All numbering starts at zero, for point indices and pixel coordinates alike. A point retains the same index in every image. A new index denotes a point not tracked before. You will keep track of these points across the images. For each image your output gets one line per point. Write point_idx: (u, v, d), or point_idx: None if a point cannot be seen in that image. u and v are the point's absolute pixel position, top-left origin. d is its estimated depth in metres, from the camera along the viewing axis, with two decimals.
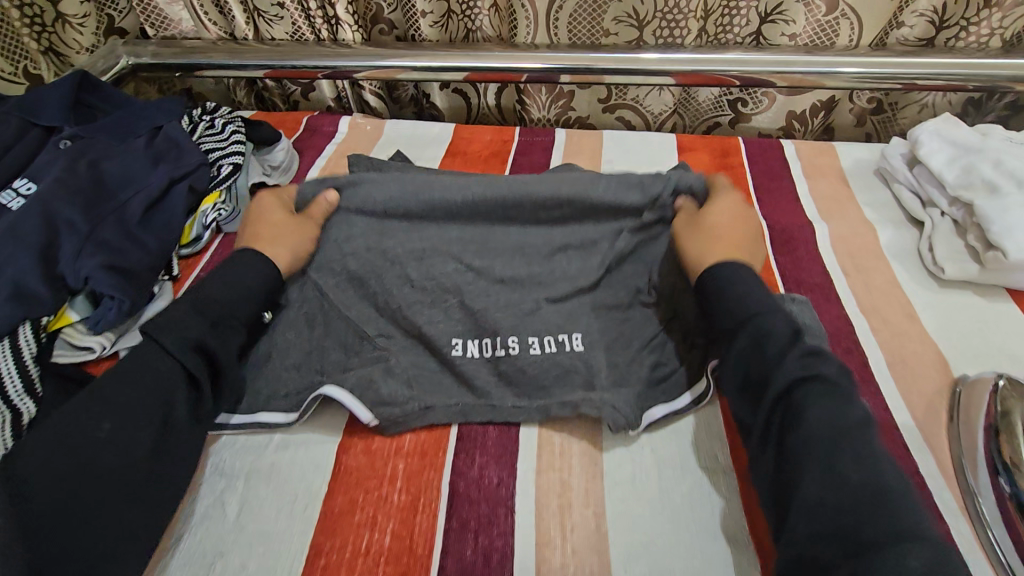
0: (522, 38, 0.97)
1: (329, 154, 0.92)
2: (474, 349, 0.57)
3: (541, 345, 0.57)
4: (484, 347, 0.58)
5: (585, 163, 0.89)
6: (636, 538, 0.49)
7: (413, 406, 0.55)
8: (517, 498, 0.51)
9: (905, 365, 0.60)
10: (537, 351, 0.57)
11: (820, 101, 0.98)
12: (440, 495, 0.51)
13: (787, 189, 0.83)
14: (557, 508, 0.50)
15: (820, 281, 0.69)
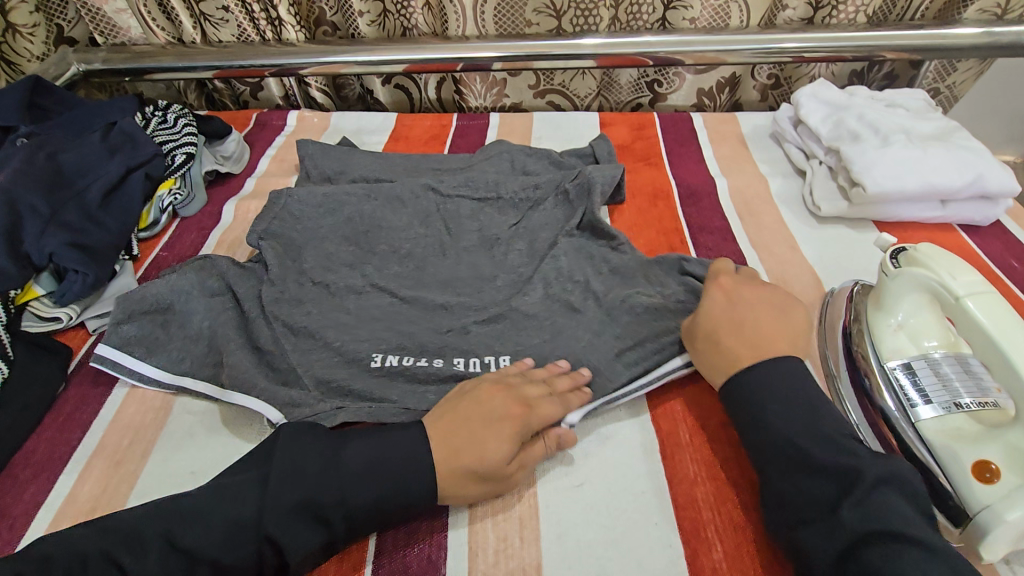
0: (453, 31, 1.06)
1: (278, 145, 0.99)
2: (394, 362, 0.60)
3: (466, 364, 0.61)
4: (403, 363, 0.60)
5: (517, 140, 0.98)
6: None
7: (372, 344, 0.62)
8: None
9: (786, 284, 0.70)
10: (460, 369, 0.60)
11: (724, 77, 1.10)
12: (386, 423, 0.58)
13: (694, 153, 0.93)
14: None
15: (719, 226, 0.79)
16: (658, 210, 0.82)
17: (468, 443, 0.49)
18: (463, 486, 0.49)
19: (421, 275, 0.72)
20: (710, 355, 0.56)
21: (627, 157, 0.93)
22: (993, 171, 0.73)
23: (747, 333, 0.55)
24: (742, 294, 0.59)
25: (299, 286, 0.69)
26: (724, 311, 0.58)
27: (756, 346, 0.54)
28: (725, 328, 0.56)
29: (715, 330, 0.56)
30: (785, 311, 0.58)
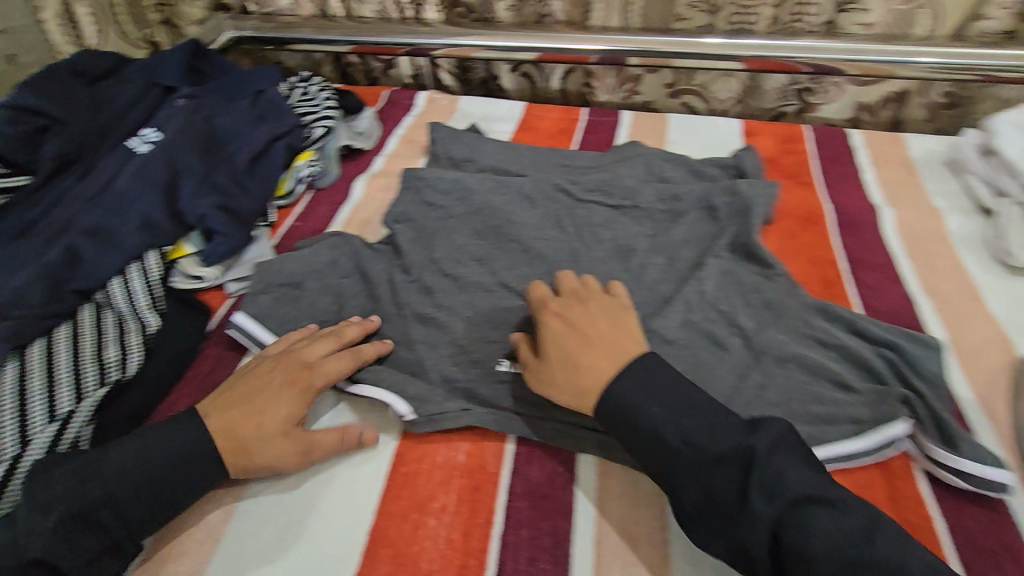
0: (594, 22, 1.01)
1: (407, 125, 0.99)
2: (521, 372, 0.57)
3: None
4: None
5: (651, 142, 0.92)
6: None
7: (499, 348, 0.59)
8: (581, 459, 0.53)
9: (967, 343, 0.60)
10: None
11: (893, 92, 0.98)
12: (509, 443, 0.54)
13: (854, 176, 0.83)
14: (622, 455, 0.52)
15: (884, 262, 0.70)
16: (811, 237, 0.73)
17: (250, 411, 0.50)
18: (260, 444, 0.49)
19: (554, 281, 0.69)
20: (567, 378, 0.51)
21: (774, 172, 0.85)
22: None
23: (586, 342, 0.53)
24: (569, 310, 0.56)
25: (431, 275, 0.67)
26: (602, 319, 0.55)
27: (605, 355, 0.51)
28: (573, 345, 0.53)
29: (565, 354, 0.53)
30: (607, 321, 0.55)
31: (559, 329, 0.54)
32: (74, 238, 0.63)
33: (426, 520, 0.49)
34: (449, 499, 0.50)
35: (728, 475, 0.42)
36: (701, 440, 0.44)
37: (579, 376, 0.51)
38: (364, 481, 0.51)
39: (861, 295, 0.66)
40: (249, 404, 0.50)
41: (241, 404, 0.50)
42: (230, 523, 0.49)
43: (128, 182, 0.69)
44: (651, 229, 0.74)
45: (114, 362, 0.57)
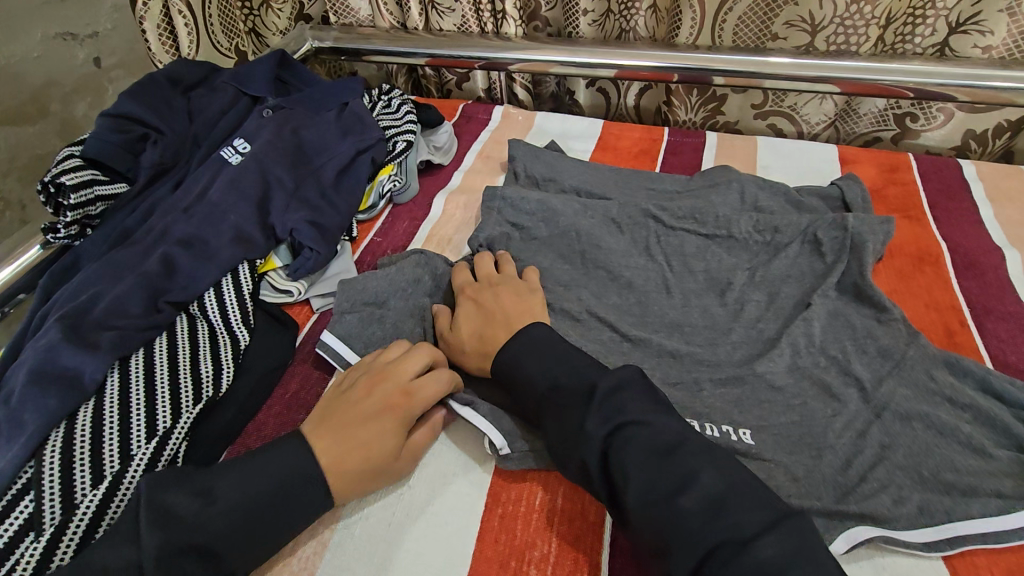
0: (682, 40, 0.97)
1: (483, 140, 0.97)
2: None
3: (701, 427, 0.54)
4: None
5: (739, 167, 0.88)
6: None
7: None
8: None
9: None
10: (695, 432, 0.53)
11: (1008, 120, 0.91)
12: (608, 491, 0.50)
13: (969, 211, 0.77)
14: None
15: (1015, 310, 0.63)
16: (926, 278, 0.68)
17: (355, 445, 0.48)
18: (370, 481, 0.49)
19: (646, 314, 0.66)
20: (477, 350, 0.56)
21: (878, 204, 0.79)
22: None
23: (500, 320, 0.57)
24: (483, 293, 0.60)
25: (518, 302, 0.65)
26: (506, 295, 0.59)
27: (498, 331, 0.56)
28: (484, 322, 0.57)
29: (475, 330, 0.57)
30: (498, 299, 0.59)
31: (472, 305, 0.59)
32: (171, 248, 0.64)
33: (527, 571, 0.46)
34: (550, 549, 0.47)
35: (621, 440, 0.45)
36: (619, 409, 0.46)
37: (484, 343, 0.56)
38: (460, 522, 0.49)
39: (990, 347, 0.60)
40: (349, 435, 0.48)
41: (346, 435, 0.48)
42: (323, 557, 0.47)
43: (221, 192, 0.69)
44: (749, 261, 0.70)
45: (208, 377, 0.57)
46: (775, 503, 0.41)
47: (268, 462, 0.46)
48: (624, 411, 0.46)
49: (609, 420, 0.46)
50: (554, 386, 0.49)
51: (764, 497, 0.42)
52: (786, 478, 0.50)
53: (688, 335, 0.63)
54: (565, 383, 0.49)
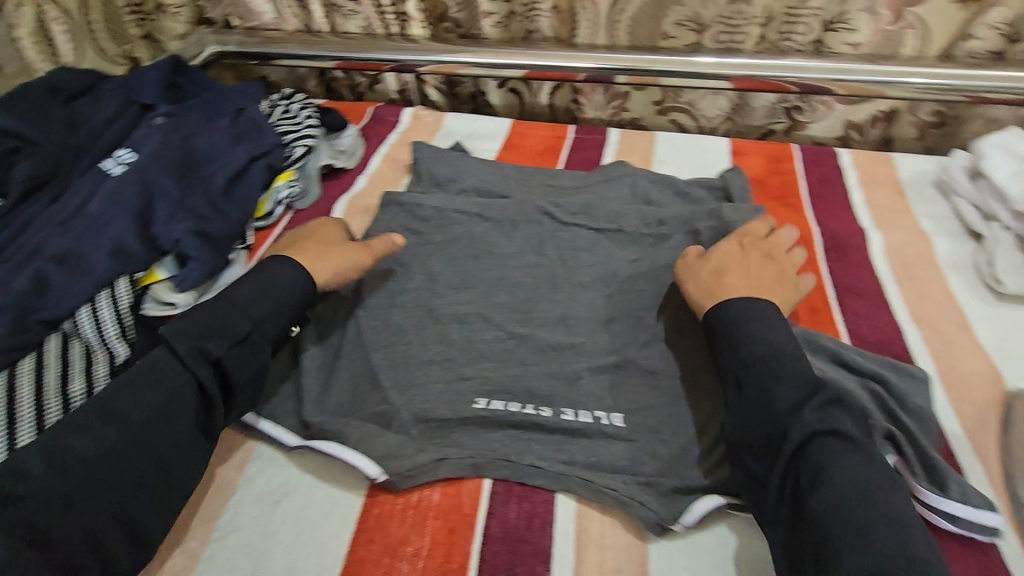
0: (581, 39, 1.00)
1: (391, 142, 0.98)
2: (498, 408, 0.57)
3: (575, 414, 0.57)
4: (507, 409, 0.57)
5: (636, 162, 0.91)
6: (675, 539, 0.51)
7: (476, 386, 0.59)
8: (556, 505, 0.52)
9: (955, 373, 0.59)
10: (569, 419, 0.56)
11: (881, 111, 0.97)
12: (482, 484, 0.53)
13: (841, 197, 0.83)
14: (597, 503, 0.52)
15: (871, 288, 0.69)
16: (797, 261, 0.73)
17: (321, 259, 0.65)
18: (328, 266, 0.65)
19: (535, 309, 0.67)
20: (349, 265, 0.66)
21: (760, 193, 0.84)
22: None
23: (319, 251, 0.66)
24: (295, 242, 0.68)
25: (410, 307, 0.67)
26: (755, 276, 0.62)
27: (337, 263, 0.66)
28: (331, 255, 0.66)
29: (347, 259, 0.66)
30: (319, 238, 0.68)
31: (721, 264, 0.63)
32: (44, 265, 0.62)
33: (399, 565, 0.48)
34: (422, 543, 0.49)
35: (819, 444, 0.46)
36: (835, 421, 0.47)
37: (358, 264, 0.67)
38: (334, 526, 0.51)
39: (847, 322, 0.65)
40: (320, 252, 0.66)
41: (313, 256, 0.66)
42: (194, 569, 0.50)
43: (100, 205, 0.67)
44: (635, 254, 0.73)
45: (79, 395, 0.56)
46: (870, 508, 0.42)
47: (172, 405, 0.51)
48: (839, 426, 0.47)
49: (808, 423, 0.47)
50: (794, 366, 0.51)
51: (869, 506, 0.42)
52: (651, 457, 0.54)
53: (573, 327, 0.65)
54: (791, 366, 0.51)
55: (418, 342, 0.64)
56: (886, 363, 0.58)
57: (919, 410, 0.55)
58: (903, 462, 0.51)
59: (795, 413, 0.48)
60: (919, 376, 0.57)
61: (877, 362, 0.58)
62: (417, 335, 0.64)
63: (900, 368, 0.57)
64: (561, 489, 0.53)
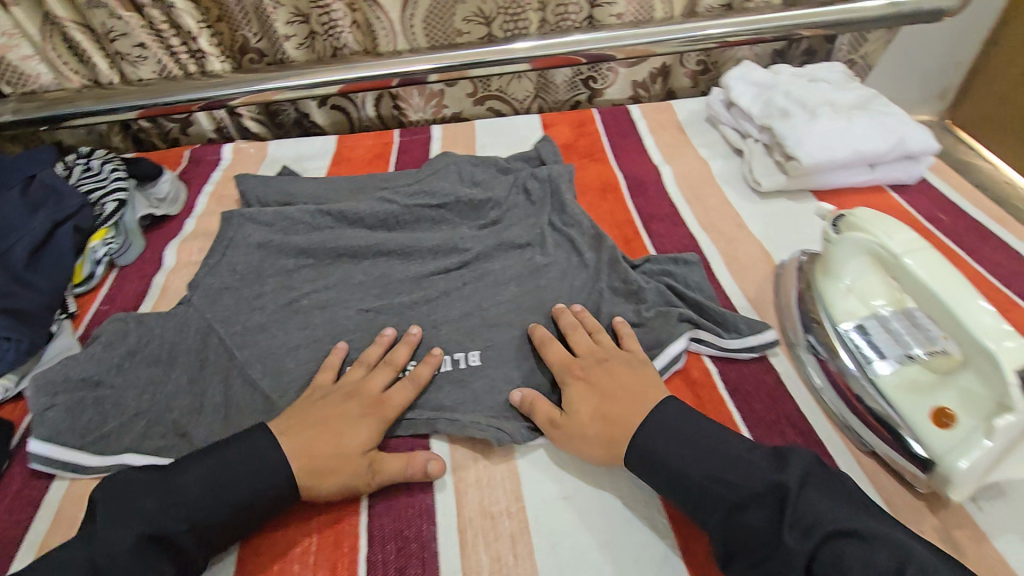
0: (385, 48, 1.05)
1: (215, 180, 0.95)
2: (368, 374, 0.62)
3: (437, 363, 0.63)
4: (376, 373, 0.62)
5: (461, 151, 0.98)
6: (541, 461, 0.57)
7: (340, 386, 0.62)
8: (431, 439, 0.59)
9: (738, 262, 0.72)
10: (433, 370, 0.62)
11: (655, 68, 1.13)
12: None
13: (637, 145, 0.95)
14: (471, 459, 0.57)
15: (668, 212, 0.81)
16: (609, 205, 0.83)
17: (340, 416, 0.55)
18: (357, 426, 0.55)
19: (388, 304, 0.70)
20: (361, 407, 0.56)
21: (572, 155, 0.94)
22: (913, 131, 0.77)
23: (335, 411, 0.55)
24: (319, 410, 0.56)
25: (263, 337, 0.67)
26: (627, 371, 0.56)
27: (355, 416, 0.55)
28: (344, 407, 0.56)
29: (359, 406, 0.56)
30: (334, 404, 0.56)
31: (583, 386, 0.56)
32: None
33: (290, 567, 0.50)
34: (310, 540, 0.51)
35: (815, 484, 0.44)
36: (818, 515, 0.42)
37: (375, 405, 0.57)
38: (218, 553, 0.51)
39: (654, 244, 0.76)
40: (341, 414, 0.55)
41: (343, 411, 0.55)
42: None
43: None
44: (470, 232, 0.79)
45: None
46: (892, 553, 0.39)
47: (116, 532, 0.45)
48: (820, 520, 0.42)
49: (811, 531, 0.42)
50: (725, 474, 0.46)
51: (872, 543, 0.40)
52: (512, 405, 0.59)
53: (425, 309, 0.69)
54: (730, 476, 0.46)
55: (276, 363, 0.64)
56: (666, 260, 0.71)
57: (698, 285, 0.68)
58: (709, 332, 0.61)
59: (779, 531, 0.42)
60: (692, 260, 0.71)
61: (659, 263, 0.71)
62: (275, 358, 0.65)
63: (679, 259, 0.71)
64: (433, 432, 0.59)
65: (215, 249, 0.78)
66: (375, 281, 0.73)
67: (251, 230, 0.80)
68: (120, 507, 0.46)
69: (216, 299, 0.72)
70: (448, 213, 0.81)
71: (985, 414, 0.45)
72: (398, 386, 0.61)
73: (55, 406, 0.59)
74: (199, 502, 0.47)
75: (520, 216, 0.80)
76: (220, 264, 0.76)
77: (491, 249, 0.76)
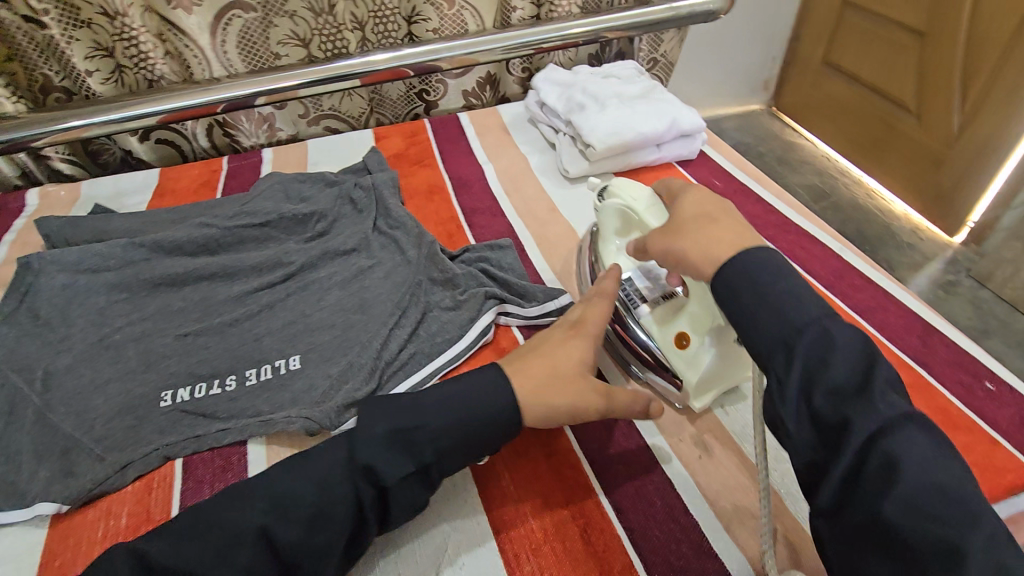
0: (200, 75, 1.03)
1: (19, 228, 0.89)
2: (184, 397, 0.61)
3: (259, 374, 0.63)
4: (192, 395, 0.62)
5: (293, 169, 0.99)
6: None
7: (154, 414, 0.60)
8: (249, 445, 0.59)
9: (546, 241, 0.80)
10: (253, 382, 0.63)
11: (482, 77, 1.21)
12: (174, 470, 0.57)
13: (463, 148, 1.02)
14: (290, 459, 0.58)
15: (489, 205, 0.87)
16: (435, 204, 0.88)
17: (540, 361, 0.54)
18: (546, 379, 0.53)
19: (209, 327, 0.69)
20: (542, 360, 0.55)
21: (403, 162, 0.98)
22: (683, 113, 0.89)
23: (536, 358, 0.55)
24: (554, 347, 0.56)
25: (69, 379, 0.63)
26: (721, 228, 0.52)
27: (547, 368, 0.54)
28: (537, 354, 0.55)
29: (547, 354, 0.55)
30: (552, 346, 0.57)
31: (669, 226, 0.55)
32: None
33: None
34: None
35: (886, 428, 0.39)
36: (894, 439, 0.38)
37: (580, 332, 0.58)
38: None
39: (475, 236, 0.82)
40: (535, 356, 0.55)
41: (560, 352, 0.56)
42: None
43: None
44: (298, 245, 0.80)
45: None
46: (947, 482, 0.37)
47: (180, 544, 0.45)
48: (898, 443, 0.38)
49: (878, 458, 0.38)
50: (831, 370, 0.42)
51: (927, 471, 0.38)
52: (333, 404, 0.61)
53: (248, 325, 0.69)
54: (839, 371, 0.41)
55: (82, 402, 0.61)
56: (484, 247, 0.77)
57: (510, 266, 0.74)
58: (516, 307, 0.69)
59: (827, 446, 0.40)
60: (505, 245, 0.77)
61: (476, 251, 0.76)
62: (80, 398, 0.62)
63: (494, 245, 0.77)
64: (254, 440, 0.59)
65: (14, 296, 0.73)
66: (197, 306, 0.72)
67: (53, 268, 0.75)
68: (388, 412, 0.50)
69: (12, 348, 0.67)
70: (272, 230, 0.82)
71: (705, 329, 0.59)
72: (217, 405, 0.61)
73: None
74: (452, 427, 0.50)
75: (347, 225, 0.83)
76: (17, 311, 0.71)
77: (318, 259, 0.77)
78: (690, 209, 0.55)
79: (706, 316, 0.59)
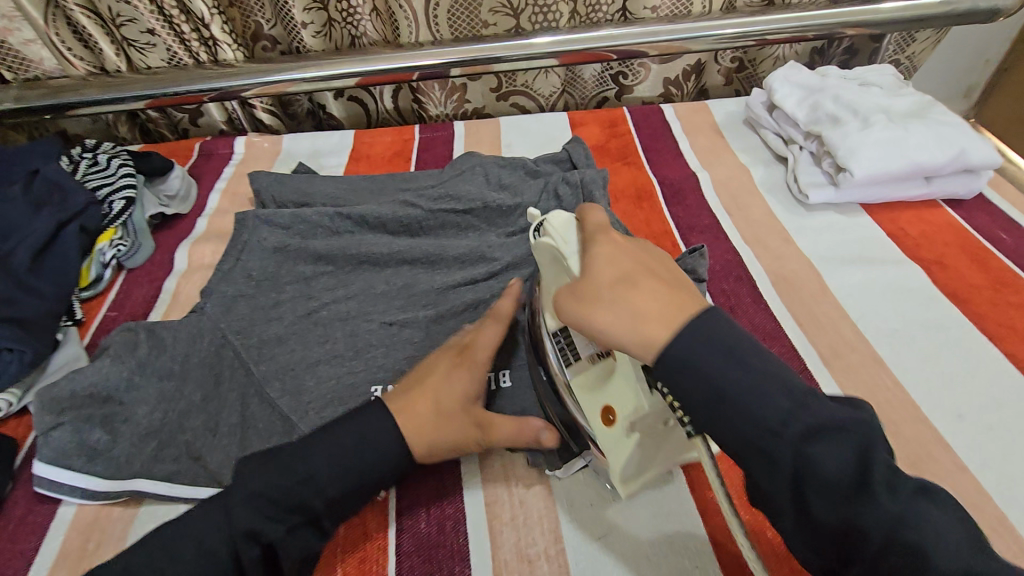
0: (405, 39, 0.99)
1: (228, 176, 0.91)
2: None
3: None
4: None
5: (487, 150, 0.93)
6: (582, 497, 0.53)
7: None
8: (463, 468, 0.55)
9: (789, 282, 0.67)
10: None
11: (689, 65, 1.08)
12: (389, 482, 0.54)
13: (671, 148, 0.91)
14: (505, 492, 0.53)
15: (709, 224, 0.76)
16: (644, 213, 0.78)
17: (427, 391, 0.51)
18: (439, 425, 0.50)
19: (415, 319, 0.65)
20: (427, 389, 0.51)
21: (604, 157, 0.89)
22: (973, 143, 0.72)
23: (426, 385, 0.52)
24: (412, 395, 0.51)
25: (283, 353, 0.63)
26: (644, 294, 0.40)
27: (447, 394, 0.51)
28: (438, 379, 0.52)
29: (438, 385, 0.51)
30: (434, 379, 0.52)
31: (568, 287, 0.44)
32: None
33: None
34: None
35: None
36: None
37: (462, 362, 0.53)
38: None
39: None
40: (424, 384, 0.52)
41: (438, 382, 0.51)
42: None
43: None
44: (499, 240, 0.75)
45: None
46: None
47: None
48: None
49: None
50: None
51: None
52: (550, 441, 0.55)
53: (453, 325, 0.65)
54: None
55: (295, 380, 0.60)
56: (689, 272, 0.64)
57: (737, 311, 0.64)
58: None
59: None
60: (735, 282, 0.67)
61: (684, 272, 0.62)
62: (293, 376, 0.61)
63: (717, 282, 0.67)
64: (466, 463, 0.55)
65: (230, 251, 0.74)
66: (400, 293, 0.69)
67: (267, 229, 0.74)
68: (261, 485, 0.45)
69: (230, 307, 0.67)
70: (475, 220, 0.77)
71: (636, 414, 0.45)
72: None
73: (59, 434, 0.55)
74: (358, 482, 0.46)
75: None
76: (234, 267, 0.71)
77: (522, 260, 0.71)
78: (600, 272, 0.43)
79: (634, 401, 0.46)
